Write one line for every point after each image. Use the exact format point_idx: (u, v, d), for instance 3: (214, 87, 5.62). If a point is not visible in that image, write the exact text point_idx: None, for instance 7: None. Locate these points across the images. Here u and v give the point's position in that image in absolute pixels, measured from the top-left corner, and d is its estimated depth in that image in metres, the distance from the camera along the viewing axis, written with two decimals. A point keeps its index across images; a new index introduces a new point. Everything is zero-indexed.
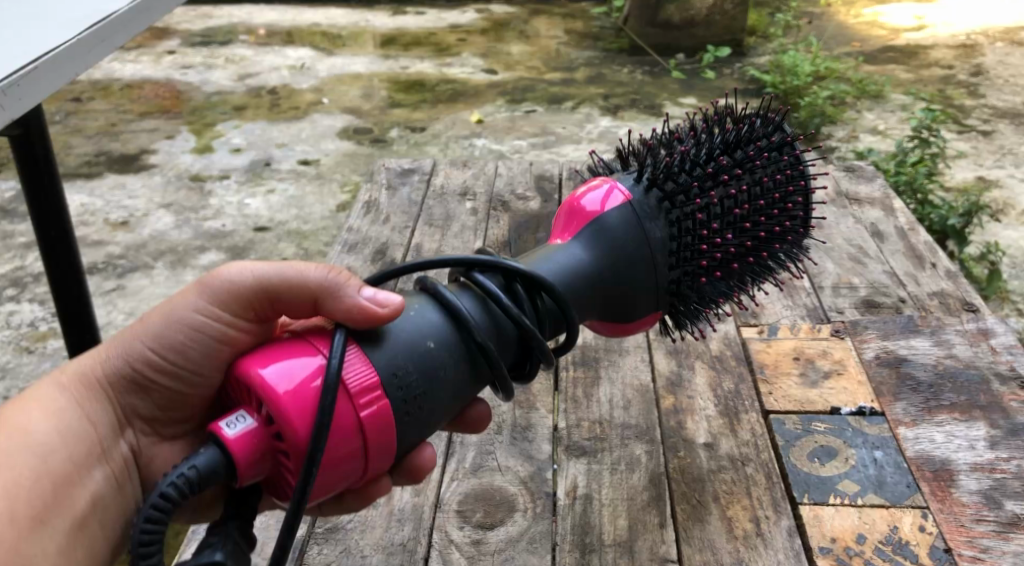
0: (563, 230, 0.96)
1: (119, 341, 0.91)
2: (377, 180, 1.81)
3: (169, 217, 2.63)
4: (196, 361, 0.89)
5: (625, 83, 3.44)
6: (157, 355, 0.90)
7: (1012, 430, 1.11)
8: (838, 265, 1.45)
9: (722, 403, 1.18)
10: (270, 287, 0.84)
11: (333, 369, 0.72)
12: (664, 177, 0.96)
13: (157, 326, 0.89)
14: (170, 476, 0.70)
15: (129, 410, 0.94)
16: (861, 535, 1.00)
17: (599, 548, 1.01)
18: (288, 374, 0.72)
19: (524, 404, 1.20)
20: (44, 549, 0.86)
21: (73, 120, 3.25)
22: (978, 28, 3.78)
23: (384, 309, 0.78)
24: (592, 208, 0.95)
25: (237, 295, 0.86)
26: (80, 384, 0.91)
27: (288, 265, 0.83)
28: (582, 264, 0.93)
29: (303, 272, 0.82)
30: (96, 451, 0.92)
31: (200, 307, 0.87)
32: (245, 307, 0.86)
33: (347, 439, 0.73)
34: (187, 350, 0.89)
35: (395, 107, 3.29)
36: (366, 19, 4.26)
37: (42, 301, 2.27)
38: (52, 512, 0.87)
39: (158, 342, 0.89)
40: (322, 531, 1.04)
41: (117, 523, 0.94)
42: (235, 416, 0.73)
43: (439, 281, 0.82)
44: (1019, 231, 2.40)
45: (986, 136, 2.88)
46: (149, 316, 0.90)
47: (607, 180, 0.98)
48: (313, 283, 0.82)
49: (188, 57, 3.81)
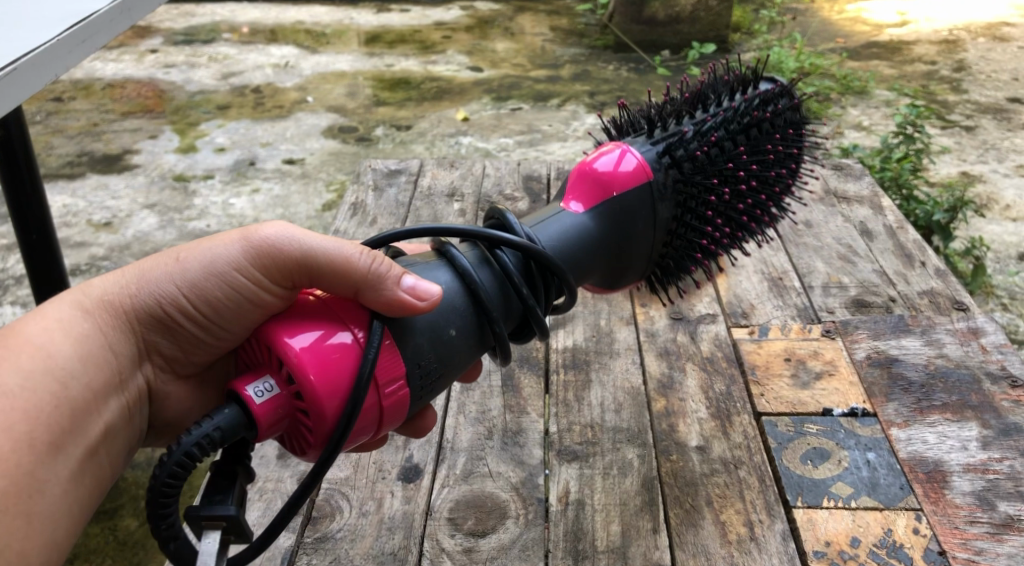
0: (572, 191, 0.96)
1: (148, 274, 0.90)
2: (363, 181, 1.80)
3: (153, 218, 2.61)
4: (225, 315, 0.90)
5: (609, 81, 3.43)
6: (185, 297, 0.90)
7: (1003, 430, 1.10)
8: (827, 264, 1.45)
9: (714, 406, 1.17)
10: (315, 261, 0.82)
11: (368, 362, 0.76)
12: (684, 160, 0.97)
13: (194, 270, 0.89)
14: (196, 434, 0.73)
15: (150, 346, 0.95)
16: (855, 538, 1.00)
17: (592, 555, 1.00)
18: (323, 358, 0.76)
19: (515, 409, 1.19)
20: (58, 475, 0.86)
21: (54, 120, 3.21)
22: (959, 23, 3.80)
23: (421, 303, 0.80)
24: (606, 168, 0.95)
25: (279, 262, 0.84)
26: (106, 311, 0.91)
27: (337, 246, 0.81)
28: (588, 232, 0.93)
29: (353, 260, 0.80)
30: (115, 381, 0.92)
31: (237, 260, 0.86)
32: (284, 273, 0.84)
33: (367, 423, 0.78)
34: (217, 302, 0.89)
35: (380, 105, 3.27)
36: (350, 17, 4.24)
37: (24, 304, 2.25)
38: (69, 440, 0.87)
39: (188, 285, 0.89)
40: (311, 541, 1.03)
41: (122, 451, 0.96)
42: (262, 383, 0.77)
43: (462, 256, 0.84)
44: (1003, 226, 2.41)
45: (969, 131, 2.89)
46: (181, 254, 0.89)
47: (619, 145, 0.98)
48: (360, 271, 0.79)
49: (170, 55, 3.78)
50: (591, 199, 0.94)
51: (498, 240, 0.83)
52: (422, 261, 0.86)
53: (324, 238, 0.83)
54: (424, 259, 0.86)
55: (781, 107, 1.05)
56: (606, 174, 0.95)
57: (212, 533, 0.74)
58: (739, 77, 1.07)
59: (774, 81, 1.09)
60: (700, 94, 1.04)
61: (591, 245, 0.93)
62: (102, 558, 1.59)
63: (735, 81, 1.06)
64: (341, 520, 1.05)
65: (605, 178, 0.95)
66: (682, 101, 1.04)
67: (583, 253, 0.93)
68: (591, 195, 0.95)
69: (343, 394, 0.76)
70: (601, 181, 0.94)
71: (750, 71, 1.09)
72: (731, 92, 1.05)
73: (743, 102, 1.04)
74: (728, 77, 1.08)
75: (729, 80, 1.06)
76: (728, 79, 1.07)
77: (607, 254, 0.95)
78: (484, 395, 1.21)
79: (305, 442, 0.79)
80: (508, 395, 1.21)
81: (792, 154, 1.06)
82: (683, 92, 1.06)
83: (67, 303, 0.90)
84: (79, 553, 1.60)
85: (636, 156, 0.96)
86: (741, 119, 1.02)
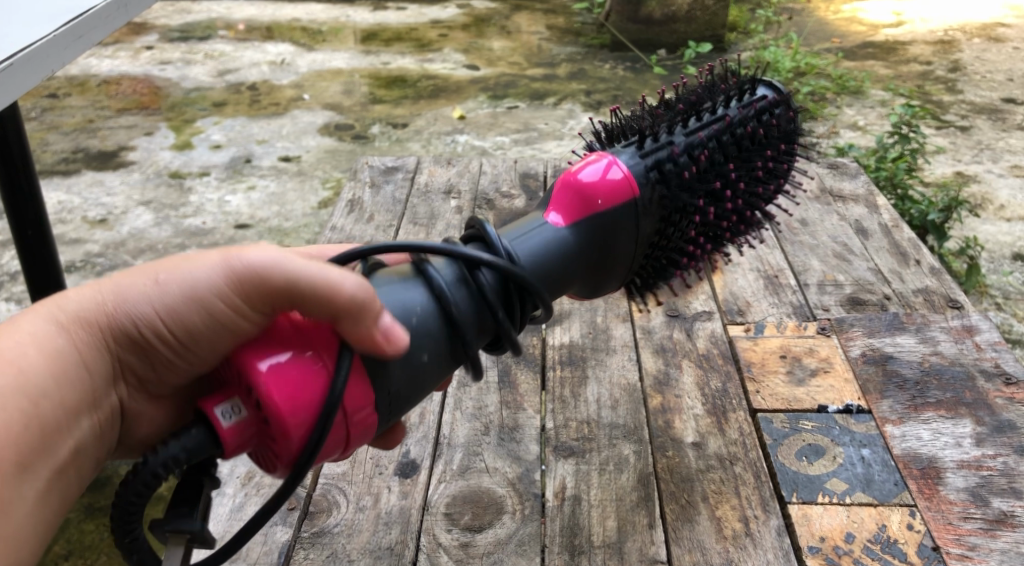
0: (554, 202, 0.94)
1: (127, 287, 0.82)
2: (361, 178, 1.80)
3: (148, 214, 2.61)
4: (204, 340, 0.83)
5: (606, 79, 3.44)
6: (164, 318, 0.82)
7: (997, 427, 1.11)
8: (823, 262, 1.45)
9: (710, 402, 1.17)
10: (300, 291, 0.76)
11: (336, 393, 0.74)
12: (672, 176, 0.96)
13: (177, 292, 0.80)
14: (160, 457, 0.72)
15: (126, 365, 0.87)
16: (849, 534, 1.00)
17: (588, 549, 1.01)
18: (293, 384, 0.74)
19: (512, 405, 1.19)
20: (24, 497, 0.80)
21: (49, 117, 3.21)
22: (954, 24, 3.81)
23: (394, 335, 0.77)
24: (590, 178, 0.93)
25: (269, 288, 0.77)
26: (82, 327, 0.83)
27: (320, 275, 0.76)
28: (568, 245, 0.92)
29: (337, 287, 0.75)
30: (88, 399, 0.85)
31: (222, 286, 0.79)
32: (262, 296, 0.78)
33: (332, 448, 0.78)
34: (196, 329, 0.82)
35: (377, 103, 3.27)
36: (347, 14, 4.24)
37: (18, 301, 2.27)
38: (37, 461, 0.81)
39: (167, 306, 0.81)
40: (309, 535, 1.03)
41: (93, 466, 0.90)
42: (229, 404, 0.75)
43: (440, 278, 0.81)
44: (997, 226, 2.42)
45: (963, 132, 2.90)
46: (162, 271, 0.82)
47: (603, 154, 0.96)
48: (345, 300, 0.75)
49: (166, 52, 3.77)
50: (573, 211, 0.93)
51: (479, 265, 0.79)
52: (397, 276, 0.83)
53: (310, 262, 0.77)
54: (399, 274, 0.83)
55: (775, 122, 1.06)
56: (589, 185, 0.93)
57: (175, 547, 0.75)
58: (736, 90, 1.06)
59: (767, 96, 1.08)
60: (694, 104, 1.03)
61: (571, 258, 0.92)
62: (95, 554, 1.59)
63: (730, 95, 1.06)
64: (338, 514, 1.05)
65: (589, 188, 0.93)
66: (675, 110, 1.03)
67: (558, 261, 0.91)
68: (572, 208, 0.93)
69: (309, 423, 0.74)
70: (585, 192, 0.93)
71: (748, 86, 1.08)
72: (726, 101, 1.04)
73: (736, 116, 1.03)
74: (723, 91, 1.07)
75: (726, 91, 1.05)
76: (723, 93, 1.07)
77: (583, 263, 0.93)
78: (480, 392, 1.21)
79: (270, 461, 0.78)
80: (504, 391, 1.21)
81: (778, 170, 1.07)
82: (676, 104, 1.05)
83: (42, 314, 0.83)
84: (73, 550, 1.61)
85: (621, 166, 0.94)
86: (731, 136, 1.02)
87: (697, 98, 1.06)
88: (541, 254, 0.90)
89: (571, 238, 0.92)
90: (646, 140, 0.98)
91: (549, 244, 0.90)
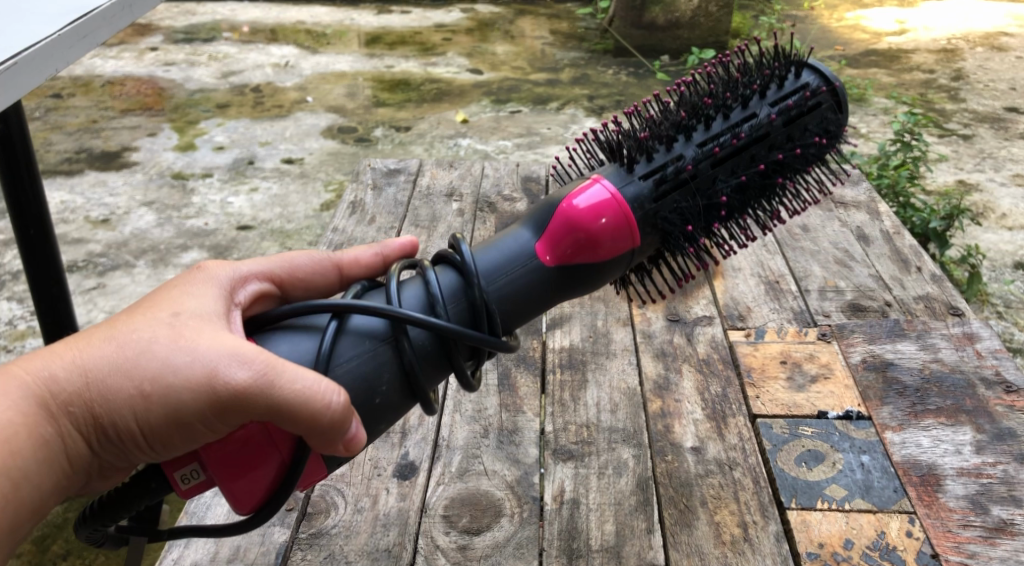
0: (547, 237, 0.82)
1: (112, 371, 0.72)
2: (363, 180, 1.80)
3: (151, 215, 2.61)
4: (179, 449, 0.74)
5: (609, 85, 3.44)
6: (139, 423, 0.72)
7: (998, 435, 1.11)
8: (824, 267, 1.45)
9: (710, 407, 1.17)
10: (279, 411, 0.71)
11: (298, 467, 0.76)
12: (664, 204, 0.84)
13: (172, 393, 0.71)
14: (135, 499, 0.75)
15: None
16: (848, 540, 1.00)
17: (586, 553, 1.00)
18: (255, 449, 0.75)
19: (511, 408, 1.19)
20: None
21: (53, 116, 3.22)
22: (958, 33, 3.81)
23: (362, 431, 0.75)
24: (596, 218, 0.81)
25: (255, 409, 0.71)
26: (65, 409, 0.72)
27: (300, 403, 0.70)
28: (547, 291, 0.83)
29: (317, 410, 0.71)
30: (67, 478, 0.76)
31: (203, 396, 0.71)
32: (244, 415, 0.72)
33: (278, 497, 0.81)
34: (173, 437, 0.73)
35: (380, 106, 3.28)
36: (351, 18, 4.25)
37: (20, 301, 2.28)
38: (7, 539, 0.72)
39: (148, 408, 0.71)
40: (306, 536, 1.03)
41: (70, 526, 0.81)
42: (190, 469, 0.75)
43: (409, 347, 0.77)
44: (998, 235, 2.42)
45: (965, 140, 2.90)
46: (151, 358, 0.72)
47: (602, 183, 0.82)
48: (326, 422, 0.71)
49: (171, 53, 3.78)
50: (563, 252, 0.82)
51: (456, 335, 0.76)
52: (366, 340, 0.78)
53: (296, 380, 0.71)
54: (369, 336, 0.78)
55: (802, 115, 0.88)
56: (589, 230, 0.80)
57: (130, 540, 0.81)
58: (806, 99, 0.88)
59: (841, 100, 0.90)
60: (698, 107, 0.87)
61: (546, 301, 0.84)
62: (94, 555, 1.65)
63: (796, 109, 0.87)
64: (336, 516, 1.05)
65: (588, 233, 0.81)
66: (675, 118, 0.87)
67: (535, 304, 0.83)
68: (563, 249, 0.81)
69: (269, 481, 0.76)
70: (583, 236, 0.81)
71: (814, 81, 0.89)
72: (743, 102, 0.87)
73: (787, 148, 0.87)
74: (792, 92, 0.88)
75: (740, 89, 0.88)
76: (790, 98, 0.88)
77: (560, 299, 0.86)
78: (480, 394, 1.21)
79: None
80: (503, 394, 1.21)
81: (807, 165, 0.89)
82: (726, 98, 0.87)
83: (20, 381, 0.72)
84: (71, 550, 1.66)
85: (629, 208, 0.82)
86: (769, 177, 0.87)
87: (755, 95, 0.87)
88: (517, 299, 0.82)
89: (555, 278, 0.83)
90: (664, 175, 0.84)
91: (527, 285, 0.82)
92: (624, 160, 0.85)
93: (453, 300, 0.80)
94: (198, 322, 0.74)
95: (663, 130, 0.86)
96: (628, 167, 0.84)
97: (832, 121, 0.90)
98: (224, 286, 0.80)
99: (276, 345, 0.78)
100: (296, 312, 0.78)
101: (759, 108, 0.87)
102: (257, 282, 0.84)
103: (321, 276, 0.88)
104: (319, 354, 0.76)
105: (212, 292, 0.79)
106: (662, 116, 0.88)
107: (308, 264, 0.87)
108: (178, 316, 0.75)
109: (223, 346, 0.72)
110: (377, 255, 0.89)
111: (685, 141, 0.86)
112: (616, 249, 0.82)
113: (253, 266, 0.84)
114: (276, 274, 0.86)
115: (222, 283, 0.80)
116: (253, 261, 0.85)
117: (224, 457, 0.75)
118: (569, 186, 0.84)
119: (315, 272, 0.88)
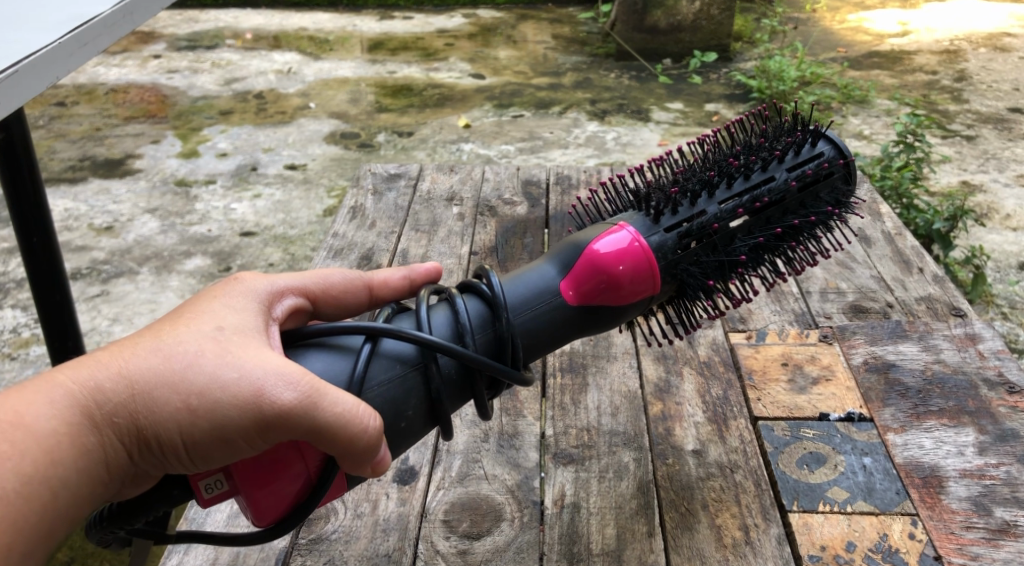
0: (573, 276, 0.87)
1: (160, 383, 0.72)
2: (364, 185, 1.80)
3: (154, 222, 2.61)
4: (217, 463, 0.74)
5: (612, 88, 3.44)
6: (184, 436, 0.72)
7: (1000, 436, 1.10)
8: (825, 269, 1.45)
9: (710, 410, 1.17)
10: (320, 432, 0.73)
11: (323, 484, 0.79)
12: (686, 255, 0.90)
13: (219, 407, 0.71)
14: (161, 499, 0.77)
15: None
16: (850, 543, 0.99)
17: (587, 557, 1.00)
18: (284, 463, 0.78)
19: (511, 412, 1.19)
20: None
21: (57, 125, 3.23)
22: (960, 33, 3.81)
23: (388, 453, 0.79)
24: (616, 263, 0.85)
25: (294, 428, 0.72)
26: (110, 421, 0.72)
27: (341, 425, 0.73)
28: (563, 323, 0.87)
29: (355, 433, 0.73)
30: None
31: (250, 413, 0.71)
32: (286, 434, 0.73)
33: None
34: (214, 452, 0.73)
35: (382, 111, 3.28)
36: (354, 24, 4.25)
37: (24, 308, 2.29)
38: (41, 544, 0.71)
39: (194, 423, 0.72)
40: (306, 542, 1.03)
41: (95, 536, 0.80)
42: (213, 479, 0.77)
43: (434, 376, 0.81)
44: (1003, 235, 2.41)
45: (969, 141, 2.90)
46: (198, 372, 0.72)
47: (626, 228, 0.88)
48: (361, 444, 0.74)
49: (174, 61, 3.79)
50: (587, 287, 0.86)
51: (482, 369, 0.80)
52: (397, 367, 0.81)
53: (337, 403, 0.73)
54: (401, 363, 0.82)
55: (811, 180, 0.95)
56: (613, 269, 0.85)
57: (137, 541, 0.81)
58: (822, 168, 0.96)
59: (852, 172, 0.99)
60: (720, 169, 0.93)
61: (562, 331, 0.88)
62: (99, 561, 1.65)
63: (811, 177, 0.95)
64: (336, 521, 1.05)
65: (610, 276, 0.85)
66: (700, 176, 0.93)
67: (553, 336, 0.88)
68: (588, 284, 0.86)
69: (289, 496, 0.79)
70: (606, 278, 0.85)
71: (826, 151, 0.97)
72: (761, 167, 0.94)
73: (801, 212, 0.95)
74: (808, 160, 0.96)
75: (758, 153, 0.95)
76: (806, 166, 0.95)
77: (580, 333, 0.90)
78: None
79: None
80: (504, 398, 1.21)
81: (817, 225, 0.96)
82: (748, 162, 0.93)
83: (63, 389, 0.72)
84: (75, 557, 1.66)
85: (652, 256, 0.87)
86: (783, 237, 0.95)
87: (774, 160, 0.95)
88: (537, 334, 0.87)
89: (575, 313, 0.87)
90: (689, 229, 0.90)
91: (550, 319, 0.87)
92: (651, 211, 0.90)
93: (480, 330, 0.84)
94: (243, 338, 0.75)
95: (689, 186, 0.92)
96: (654, 218, 0.90)
97: (838, 186, 0.98)
98: (262, 299, 0.81)
99: (311, 362, 0.80)
100: (334, 331, 0.80)
101: (775, 173, 0.94)
102: (293, 296, 0.85)
103: (352, 296, 0.89)
104: (353, 377, 0.79)
105: (253, 307, 0.79)
106: (686, 174, 0.95)
107: (340, 283, 0.88)
108: (223, 330, 0.75)
109: (270, 365, 0.73)
110: (405, 278, 0.91)
111: (708, 198, 0.92)
112: (636, 292, 0.87)
113: (289, 280, 0.84)
114: (310, 290, 0.86)
115: (260, 297, 0.81)
116: (288, 277, 0.85)
117: (251, 469, 0.77)
118: (594, 229, 0.90)
119: (346, 292, 0.88)
